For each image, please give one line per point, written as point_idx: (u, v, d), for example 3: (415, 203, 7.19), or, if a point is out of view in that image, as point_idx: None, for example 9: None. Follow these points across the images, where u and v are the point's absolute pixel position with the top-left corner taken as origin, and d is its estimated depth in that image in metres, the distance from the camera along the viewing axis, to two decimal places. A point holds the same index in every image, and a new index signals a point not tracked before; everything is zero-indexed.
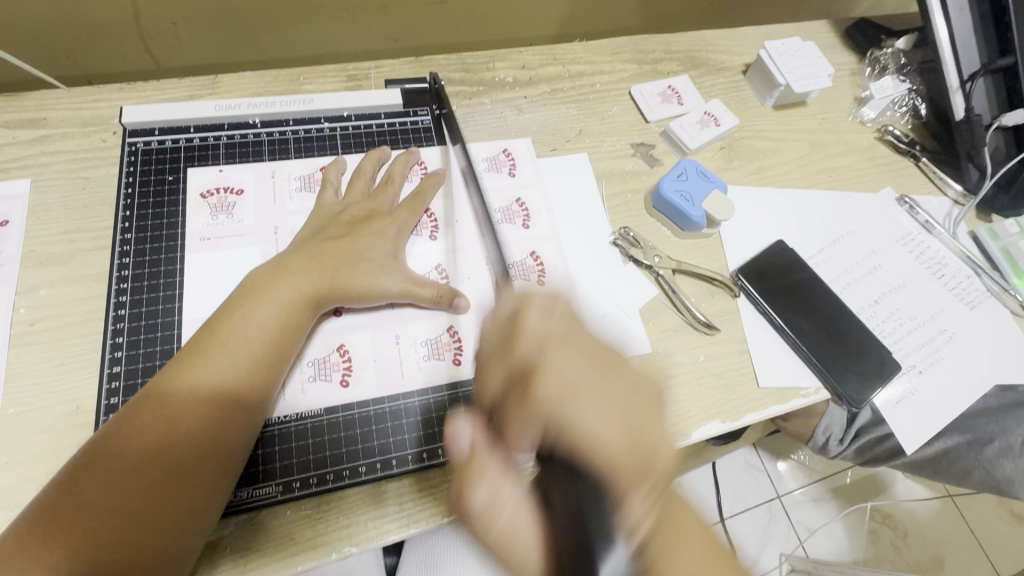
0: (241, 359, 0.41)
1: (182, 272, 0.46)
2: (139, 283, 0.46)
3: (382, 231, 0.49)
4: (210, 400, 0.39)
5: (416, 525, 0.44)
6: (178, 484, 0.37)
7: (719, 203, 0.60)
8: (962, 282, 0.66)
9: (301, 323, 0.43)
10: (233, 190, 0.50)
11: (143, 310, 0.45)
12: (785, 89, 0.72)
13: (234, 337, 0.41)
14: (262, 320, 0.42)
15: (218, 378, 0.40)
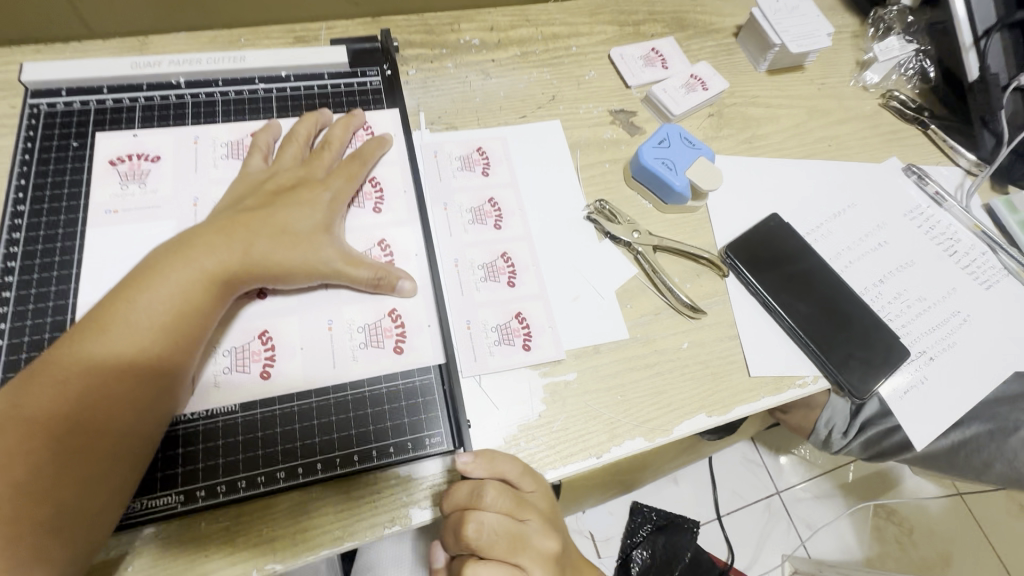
0: (131, 345, 0.34)
1: (82, 250, 0.40)
2: (30, 263, 0.40)
3: (312, 200, 0.42)
4: (121, 371, 0.34)
5: (353, 538, 0.38)
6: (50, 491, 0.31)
7: (704, 170, 0.54)
8: (977, 259, 0.59)
9: (210, 307, 0.37)
10: (147, 158, 0.44)
11: (33, 293, 0.39)
12: (780, 50, 0.65)
13: (123, 319, 0.34)
14: (157, 298, 0.35)
15: (134, 344, 0.34)
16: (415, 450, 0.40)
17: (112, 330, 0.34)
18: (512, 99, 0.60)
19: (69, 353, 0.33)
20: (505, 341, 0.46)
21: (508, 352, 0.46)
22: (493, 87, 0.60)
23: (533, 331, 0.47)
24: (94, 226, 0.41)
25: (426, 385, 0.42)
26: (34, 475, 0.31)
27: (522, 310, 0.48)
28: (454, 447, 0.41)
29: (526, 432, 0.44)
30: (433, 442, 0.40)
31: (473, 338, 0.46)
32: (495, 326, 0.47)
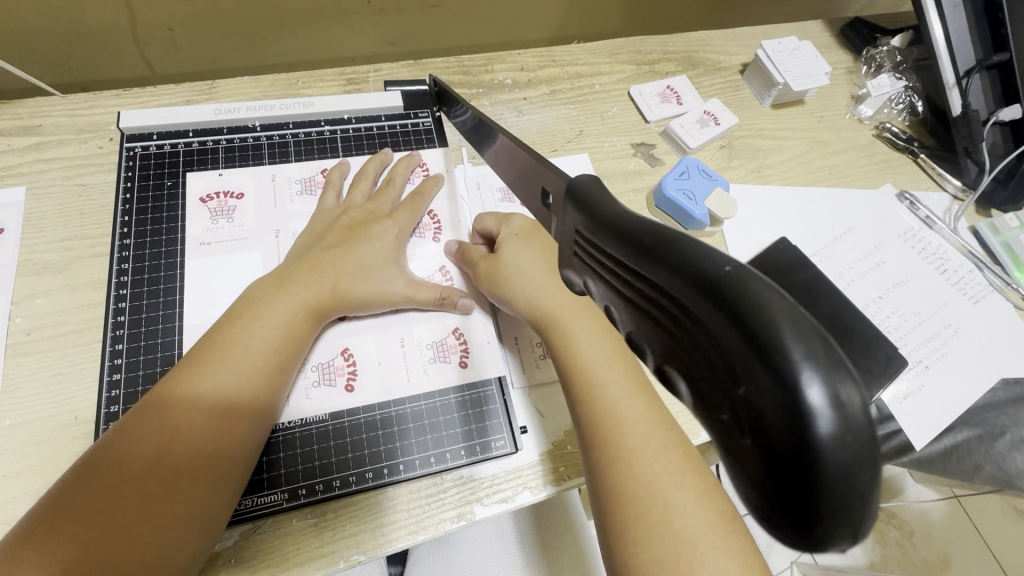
0: (243, 367, 0.40)
1: (183, 279, 0.46)
2: (140, 291, 0.45)
3: (382, 234, 0.48)
4: (227, 402, 0.39)
5: (425, 532, 0.43)
6: (176, 495, 0.36)
7: (721, 200, 0.60)
8: (964, 276, 0.66)
9: (305, 334, 0.43)
10: (233, 196, 0.50)
11: (144, 317, 0.44)
12: (783, 88, 0.72)
13: (235, 346, 0.40)
14: (264, 327, 0.41)
15: (237, 377, 0.39)
16: (481, 453, 0.45)
17: (225, 355, 0.40)
18: (544, 135, 0.66)
19: (197, 371, 0.39)
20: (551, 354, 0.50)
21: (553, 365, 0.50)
22: (526, 124, 0.67)
23: None
24: (192, 258, 0.47)
25: (487, 395, 0.48)
26: (168, 482, 0.36)
27: None
28: (514, 449, 0.46)
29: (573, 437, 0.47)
30: (496, 445, 0.46)
31: (521, 352, 0.50)
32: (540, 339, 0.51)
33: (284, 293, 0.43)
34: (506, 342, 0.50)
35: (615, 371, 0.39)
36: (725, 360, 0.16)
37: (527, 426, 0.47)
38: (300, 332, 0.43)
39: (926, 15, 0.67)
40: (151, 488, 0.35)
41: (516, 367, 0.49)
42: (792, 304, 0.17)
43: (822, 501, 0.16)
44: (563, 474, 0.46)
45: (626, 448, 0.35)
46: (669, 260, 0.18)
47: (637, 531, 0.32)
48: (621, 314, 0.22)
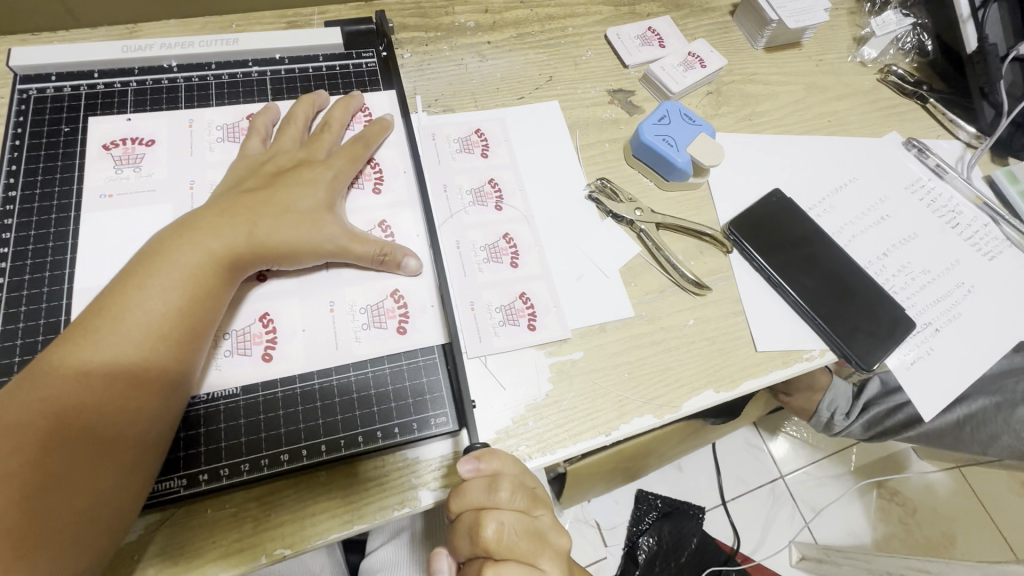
0: (138, 334, 0.34)
1: (78, 235, 0.40)
2: (29, 248, 0.39)
3: (315, 179, 0.42)
4: (120, 377, 0.33)
5: (363, 521, 0.37)
6: (68, 486, 0.31)
7: (705, 147, 0.53)
8: (979, 230, 0.59)
9: (217, 292, 0.37)
10: (142, 142, 0.43)
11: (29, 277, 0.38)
12: (777, 27, 0.65)
13: (127, 310, 0.34)
14: (162, 285, 0.35)
15: (131, 347, 0.34)
16: (417, 431, 0.40)
17: (117, 321, 0.34)
18: (509, 80, 0.59)
19: (80, 344, 0.33)
20: (510, 322, 0.46)
21: (513, 333, 0.45)
22: (488, 70, 0.60)
23: (538, 312, 0.47)
24: (90, 212, 0.40)
25: (430, 364, 0.42)
26: (56, 472, 0.31)
27: (527, 290, 0.47)
28: (457, 427, 0.40)
29: (534, 412, 0.43)
30: (436, 422, 0.40)
31: (477, 318, 0.45)
32: (499, 305, 0.46)
33: (191, 243, 0.36)
34: (459, 308, 0.46)
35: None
36: None
37: (477, 401, 0.43)
38: (207, 290, 0.36)
39: None
40: (34, 479, 0.30)
41: (471, 334, 0.45)
42: None
43: None
44: (524, 454, 0.42)
45: None
46: None
47: None
48: None
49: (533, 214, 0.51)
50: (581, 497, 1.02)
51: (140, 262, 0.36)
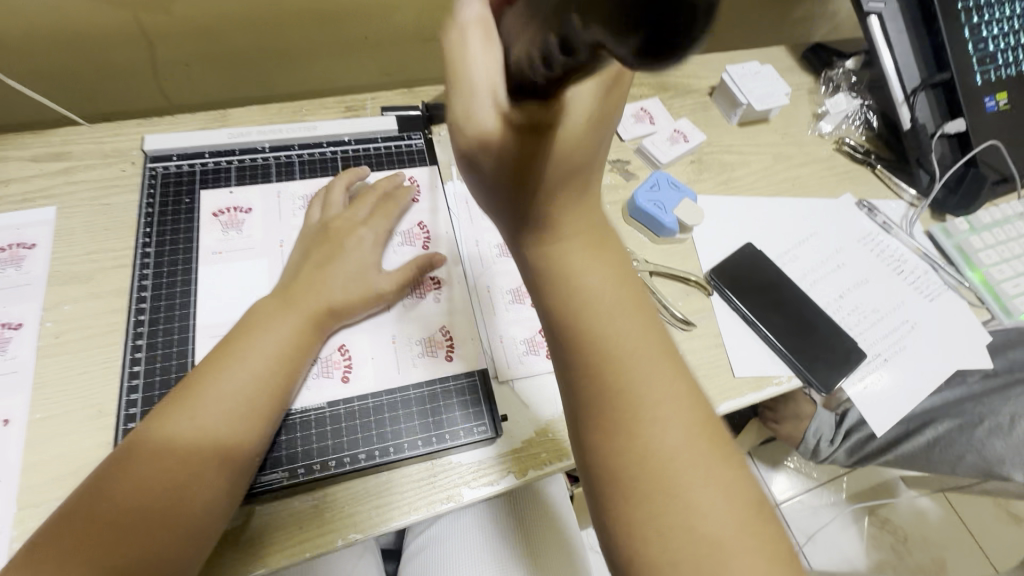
0: (256, 369, 0.44)
1: (199, 287, 0.52)
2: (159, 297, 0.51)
3: (358, 243, 0.54)
4: (242, 403, 0.43)
5: (418, 512, 0.47)
6: (198, 486, 0.39)
7: (687, 210, 0.66)
8: (921, 276, 0.71)
9: (309, 341, 0.48)
10: (238, 212, 0.55)
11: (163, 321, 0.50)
12: (747, 107, 0.78)
13: (247, 351, 0.45)
14: (273, 335, 0.46)
15: (250, 379, 0.44)
16: (464, 437, 0.50)
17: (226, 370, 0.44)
18: None
19: (212, 377, 0.43)
20: (532, 351, 0.56)
21: (535, 361, 0.55)
22: None
23: None
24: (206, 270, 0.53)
25: (472, 384, 0.52)
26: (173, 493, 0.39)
27: None
28: (494, 434, 0.50)
29: (553, 426, 0.53)
30: (478, 430, 0.50)
31: (506, 348, 0.55)
32: (523, 338, 0.56)
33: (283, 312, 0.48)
34: (492, 340, 0.56)
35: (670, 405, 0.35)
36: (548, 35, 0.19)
37: (508, 415, 0.52)
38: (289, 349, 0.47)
39: (875, 38, 0.74)
40: (174, 476, 0.39)
41: (502, 361, 0.55)
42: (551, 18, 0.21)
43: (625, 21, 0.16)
44: (546, 460, 0.51)
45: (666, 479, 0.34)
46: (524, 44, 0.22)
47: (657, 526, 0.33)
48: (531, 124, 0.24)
49: None
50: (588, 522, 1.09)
51: (254, 318, 0.47)
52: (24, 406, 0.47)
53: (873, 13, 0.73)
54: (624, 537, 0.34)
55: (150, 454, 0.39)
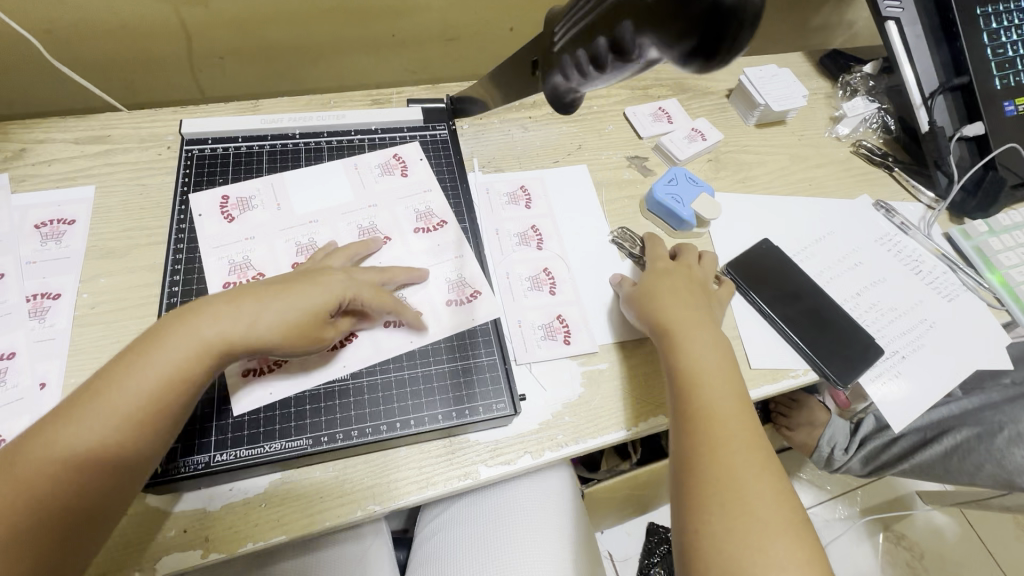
0: (153, 383, 0.41)
1: (272, 207, 0.59)
2: (254, 193, 0.59)
3: (326, 286, 0.49)
4: (125, 416, 0.40)
5: (435, 487, 0.48)
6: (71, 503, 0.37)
7: (706, 204, 0.67)
8: (939, 277, 0.70)
9: (212, 363, 0.43)
10: (381, 171, 0.63)
11: (235, 209, 0.58)
12: (764, 108, 0.79)
13: (147, 361, 0.41)
14: (174, 349, 0.42)
15: (143, 392, 0.40)
16: (482, 413, 0.51)
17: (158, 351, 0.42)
18: (547, 147, 0.73)
19: (110, 381, 0.40)
20: (549, 336, 0.57)
21: (552, 346, 0.57)
22: (530, 138, 0.74)
23: (572, 330, 0.58)
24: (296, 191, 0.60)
25: (492, 363, 0.54)
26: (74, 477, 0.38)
27: (564, 312, 0.59)
28: (513, 412, 0.51)
29: (569, 409, 0.54)
30: (496, 407, 0.51)
31: (524, 334, 0.57)
32: (542, 323, 0.58)
33: (220, 321, 0.44)
34: (511, 325, 0.58)
35: (740, 425, 0.47)
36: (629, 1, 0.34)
37: (526, 395, 0.54)
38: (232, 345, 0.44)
39: (895, 45, 0.75)
40: (49, 492, 0.37)
41: (521, 345, 0.56)
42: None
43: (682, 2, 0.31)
44: (561, 441, 0.52)
45: (735, 480, 0.44)
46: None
47: (716, 512, 0.43)
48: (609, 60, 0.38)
49: (568, 254, 0.64)
50: (597, 525, 1.09)
51: (167, 324, 0.44)
52: (61, 371, 0.49)
53: (891, 20, 0.74)
54: (694, 520, 0.44)
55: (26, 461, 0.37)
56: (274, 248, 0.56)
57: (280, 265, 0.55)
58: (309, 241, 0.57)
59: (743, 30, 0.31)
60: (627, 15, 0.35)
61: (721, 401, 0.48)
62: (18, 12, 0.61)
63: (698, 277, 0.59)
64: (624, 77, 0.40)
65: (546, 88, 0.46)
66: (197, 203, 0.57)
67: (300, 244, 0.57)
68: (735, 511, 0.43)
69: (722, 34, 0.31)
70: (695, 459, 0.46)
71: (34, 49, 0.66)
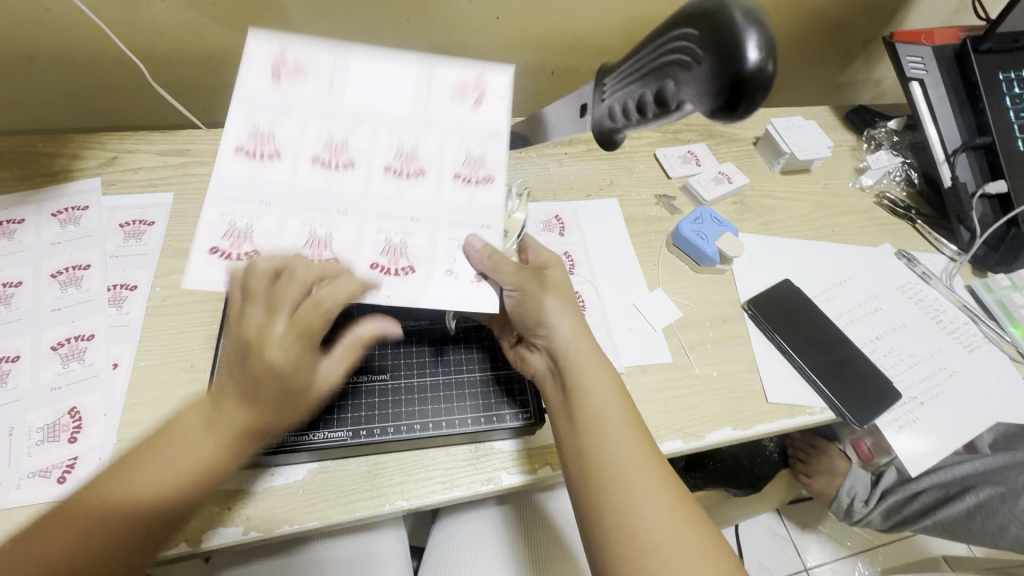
0: (169, 473, 0.39)
1: (346, 172, 0.48)
2: (342, 128, 0.49)
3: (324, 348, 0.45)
4: (156, 496, 0.39)
5: (459, 488, 0.51)
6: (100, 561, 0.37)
7: (730, 243, 0.70)
8: (961, 327, 0.72)
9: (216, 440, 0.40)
10: (460, 179, 0.50)
11: (272, 142, 0.48)
12: (789, 156, 0.83)
13: (165, 453, 0.40)
14: (190, 438, 0.40)
15: (177, 464, 0.40)
16: (510, 421, 0.54)
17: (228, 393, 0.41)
18: (581, 182, 0.78)
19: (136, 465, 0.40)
20: None
21: None
22: (565, 172, 0.79)
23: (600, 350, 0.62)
24: (367, 157, 0.49)
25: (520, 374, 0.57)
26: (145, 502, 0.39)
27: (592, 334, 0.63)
28: (538, 422, 0.54)
29: None
30: (523, 416, 0.54)
31: None
32: None
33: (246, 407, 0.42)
34: None
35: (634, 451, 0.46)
36: (670, 62, 0.39)
37: None
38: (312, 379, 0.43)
39: (918, 105, 0.79)
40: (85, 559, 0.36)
41: None
42: (669, 45, 0.39)
43: (710, 68, 0.36)
44: None
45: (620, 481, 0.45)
46: (656, 57, 0.41)
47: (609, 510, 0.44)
48: (648, 110, 0.42)
49: (597, 281, 0.68)
50: None
51: (173, 422, 0.41)
52: (132, 354, 0.55)
53: (915, 80, 0.79)
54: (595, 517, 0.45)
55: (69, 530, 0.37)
56: (343, 229, 0.47)
57: (355, 261, 0.46)
58: (398, 241, 0.48)
59: (761, 91, 0.35)
60: (670, 74, 0.39)
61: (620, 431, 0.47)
62: (127, 33, 0.70)
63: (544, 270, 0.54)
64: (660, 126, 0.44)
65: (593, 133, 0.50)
66: (241, 97, 0.47)
67: (388, 242, 0.48)
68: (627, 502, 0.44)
69: (740, 96, 0.35)
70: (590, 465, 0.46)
71: (133, 70, 0.75)
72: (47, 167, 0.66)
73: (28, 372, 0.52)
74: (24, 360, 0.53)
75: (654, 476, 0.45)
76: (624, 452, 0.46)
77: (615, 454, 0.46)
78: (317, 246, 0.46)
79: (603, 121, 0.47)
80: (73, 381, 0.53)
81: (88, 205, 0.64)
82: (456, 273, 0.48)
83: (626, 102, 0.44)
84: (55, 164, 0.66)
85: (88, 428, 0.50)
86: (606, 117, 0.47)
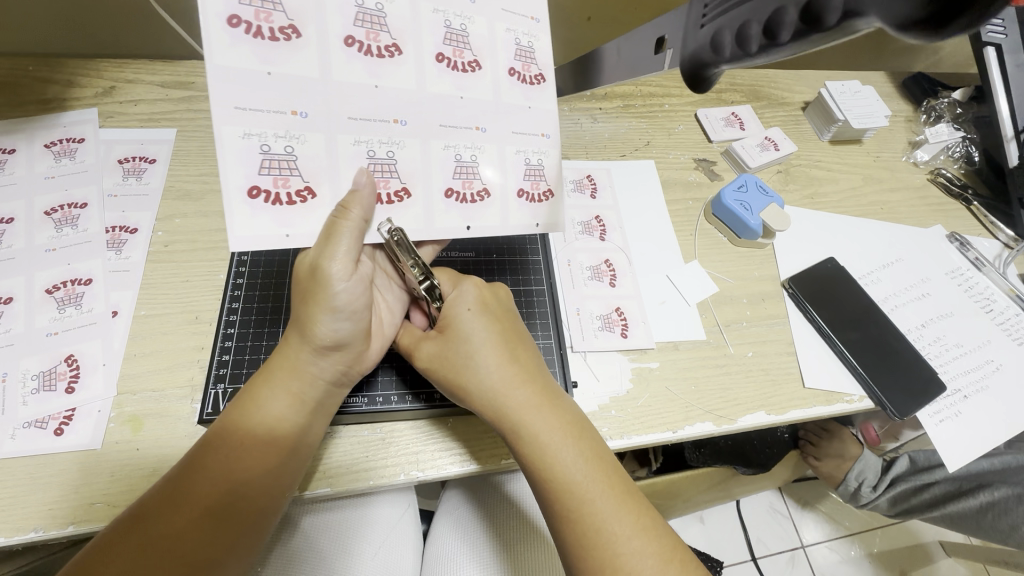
0: (267, 440, 0.40)
1: (390, 59, 0.41)
2: (460, 17, 0.44)
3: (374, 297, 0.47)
4: (260, 460, 0.39)
5: (478, 462, 0.49)
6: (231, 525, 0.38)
7: (775, 214, 0.65)
8: (1011, 318, 0.67)
9: (304, 404, 0.41)
10: (516, 77, 0.47)
11: (281, 11, 0.37)
12: (842, 124, 0.77)
13: (257, 416, 0.40)
14: (277, 404, 0.40)
15: (269, 440, 0.40)
16: None
17: (300, 376, 0.41)
18: (616, 141, 0.72)
19: (222, 433, 0.39)
20: (607, 328, 0.57)
21: (609, 337, 0.57)
22: (599, 129, 0.73)
23: (630, 323, 0.58)
24: (419, 41, 0.42)
25: (547, 346, 0.54)
26: (245, 489, 0.39)
27: (621, 306, 0.59)
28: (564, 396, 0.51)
29: (616, 403, 0.53)
30: None
31: (582, 322, 0.57)
32: (600, 314, 0.58)
33: (302, 366, 0.41)
34: (568, 312, 0.58)
35: (604, 485, 0.41)
36: None
37: (579, 382, 0.54)
38: (363, 362, 0.45)
39: (991, 75, 0.72)
40: (208, 521, 0.37)
41: (578, 333, 0.56)
42: None
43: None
44: (604, 434, 0.51)
45: (604, 537, 0.39)
46: None
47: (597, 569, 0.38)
48: (794, 24, 0.33)
49: (627, 247, 0.64)
50: None
51: (251, 387, 0.41)
52: (131, 302, 0.51)
53: (991, 46, 0.71)
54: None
55: (166, 510, 0.36)
56: (405, 145, 0.43)
57: (429, 187, 0.44)
58: (536, 163, 0.48)
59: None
60: None
61: (577, 474, 0.41)
62: None
63: (486, 300, 0.47)
64: (801, 50, 0.35)
65: (683, 65, 0.42)
66: None
67: (458, 161, 0.45)
68: (612, 558, 0.38)
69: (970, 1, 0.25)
70: (562, 521, 0.40)
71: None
72: (40, 95, 0.60)
73: (21, 316, 0.49)
74: (18, 303, 0.49)
75: (632, 514, 0.40)
76: (591, 493, 0.40)
77: (580, 497, 0.40)
78: (377, 173, 0.42)
79: (707, 48, 0.39)
80: (71, 328, 0.49)
81: (84, 137, 0.58)
82: (528, 195, 0.48)
83: (754, 21, 0.35)
84: (47, 90, 0.60)
85: (87, 377, 0.47)
86: (710, 43, 0.39)
